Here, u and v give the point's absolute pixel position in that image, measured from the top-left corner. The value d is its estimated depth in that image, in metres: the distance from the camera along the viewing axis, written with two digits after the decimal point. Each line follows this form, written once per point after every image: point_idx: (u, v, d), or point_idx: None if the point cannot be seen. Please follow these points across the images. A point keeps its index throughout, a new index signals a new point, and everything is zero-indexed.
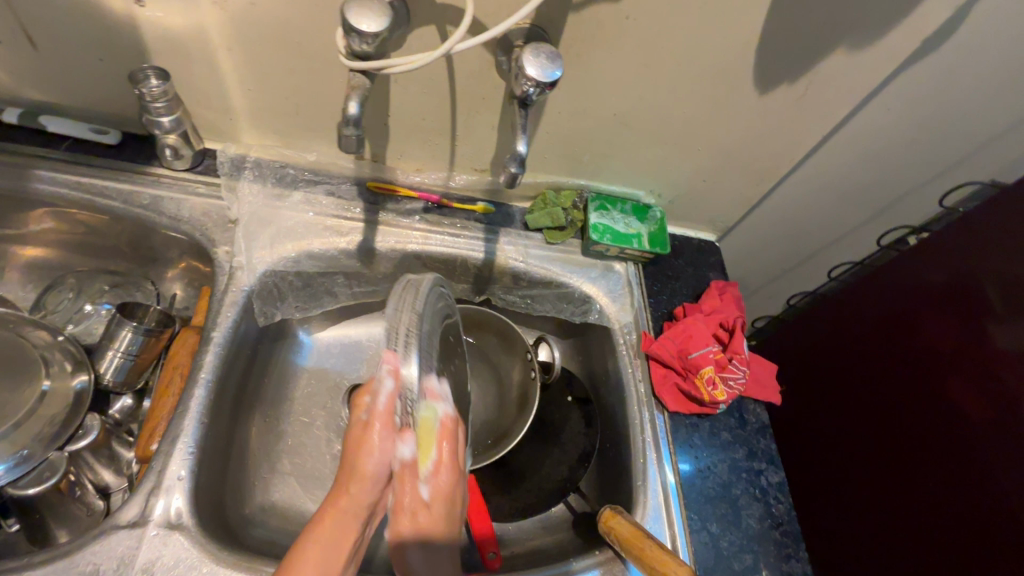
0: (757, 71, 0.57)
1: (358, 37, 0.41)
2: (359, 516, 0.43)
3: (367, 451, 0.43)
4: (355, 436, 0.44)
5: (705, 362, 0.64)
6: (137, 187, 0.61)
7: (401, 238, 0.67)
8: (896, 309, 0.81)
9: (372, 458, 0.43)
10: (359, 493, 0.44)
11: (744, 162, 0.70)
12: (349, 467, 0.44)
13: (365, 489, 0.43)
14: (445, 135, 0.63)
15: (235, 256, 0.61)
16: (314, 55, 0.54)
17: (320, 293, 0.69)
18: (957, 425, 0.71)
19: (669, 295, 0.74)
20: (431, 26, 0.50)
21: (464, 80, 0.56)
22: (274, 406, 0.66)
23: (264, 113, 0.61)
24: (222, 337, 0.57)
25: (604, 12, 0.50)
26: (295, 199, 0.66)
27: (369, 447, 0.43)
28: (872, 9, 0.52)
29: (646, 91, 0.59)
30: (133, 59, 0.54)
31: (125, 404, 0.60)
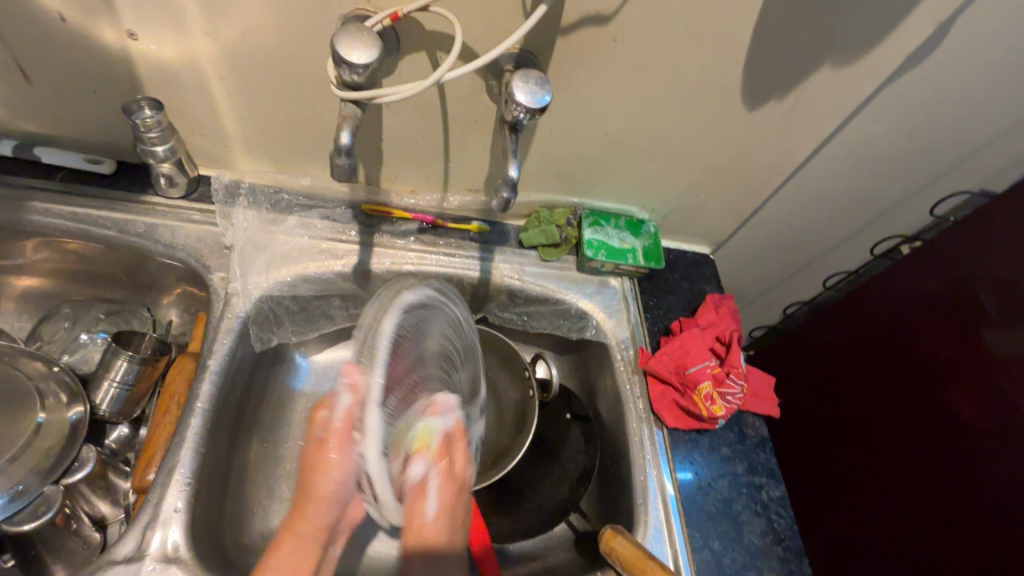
0: (745, 88, 0.57)
1: (348, 69, 0.41)
2: (318, 540, 0.47)
3: (326, 473, 0.46)
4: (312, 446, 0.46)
5: (702, 378, 0.64)
6: (132, 216, 0.61)
7: (396, 259, 0.67)
8: (893, 318, 0.82)
9: (330, 476, 0.46)
10: (316, 514, 0.47)
11: (737, 177, 0.70)
12: (307, 487, 0.47)
13: (315, 506, 0.47)
14: (439, 156, 0.64)
15: (231, 283, 0.61)
16: (307, 83, 0.54)
17: (317, 316, 0.69)
18: (955, 432, 0.71)
19: (665, 309, 0.74)
20: (421, 53, 0.51)
21: (456, 103, 0.57)
22: (272, 431, 0.66)
23: (257, 139, 0.61)
24: (218, 364, 0.57)
25: (592, 35, 0.51)
26: (290, 223, 0.66)
27: (328, 461, 0.46)
28: (855, 28, 0.53)
29: (636, 110, 0.59)
30: (127, 90, 0.55)
31: (122, 433, 0.60)
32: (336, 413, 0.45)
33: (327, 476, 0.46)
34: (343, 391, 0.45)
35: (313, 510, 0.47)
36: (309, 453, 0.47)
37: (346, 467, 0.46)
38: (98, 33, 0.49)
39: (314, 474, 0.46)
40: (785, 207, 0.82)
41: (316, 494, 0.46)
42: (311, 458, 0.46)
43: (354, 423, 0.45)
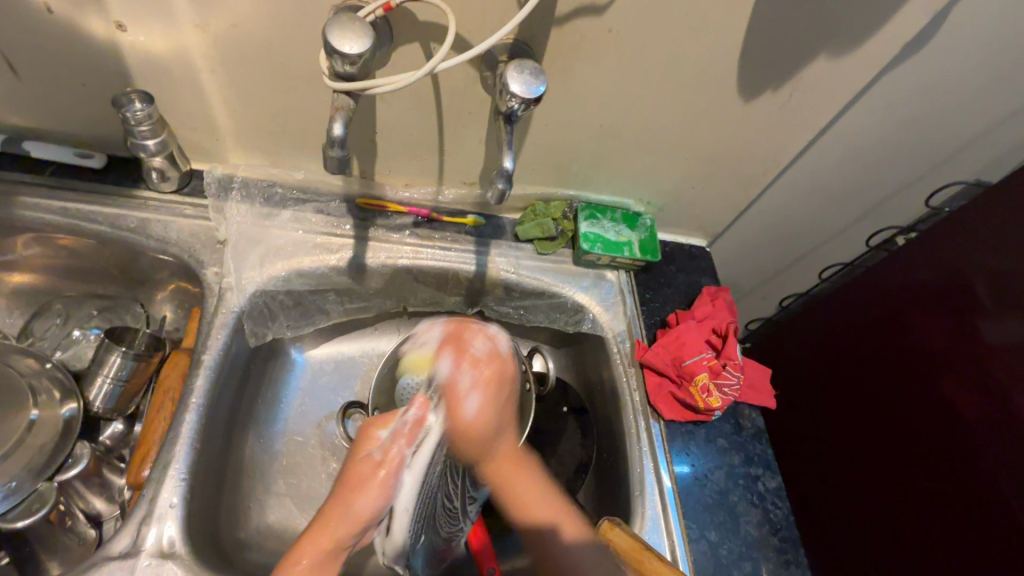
0: (741, 79, 0.57)
1: (340, 59, 0.41)
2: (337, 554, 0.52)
3: (362, 493, 0.52)
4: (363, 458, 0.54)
5: (699, 369, 0.64)
6: (123, 210, 0.60)
7: (392, 253, 0.67)
8: (888, 309, 0.82)
9: (366, 497, 0.53)
10: (341, 532, 0.52)
11: (733, 168, 0.70)
12: (344, 504, 0.52)
13: (344, 522, 0.52)
14: (434, 149, 0.63)
15: (225, 277, 0.60)
16: (300, 75, 0.54)
17: (312, 311, 0.68)
18: (949, 422, 0.71)
19: (661, 302, 0.74)
20: (415, 44, 0.51)
21: (450, 95, 0.56)
22: (268, 426, 0.66)
23: (250, 133, 0.61)
24: (213, 360, 0.56)
25: (587, 25, 0.50)
26: (284, 218, 0.65)
27: (372, 481, 0.53)
28: (851, 17, 0.52)
29: (632, 101, 0.59)
30: (117, 83, 0.54)
31: (116, 430, 0.60)
32: (390, 435, 0.55)
33: (364, 496, 0.52)
34: (411, 414, 0.55)
35: (342, 520, 0.52)
36: (355, 471, 0.54)
37: (385, 487, 0.53)
38: (86, 25, 0.48)
39: (354, 496, 0.52)
40: (780, 200, 0.82)
41: (350, 512, 0.52)
42: (355, 477, 0.53)
43: (412, 436, 0.55)
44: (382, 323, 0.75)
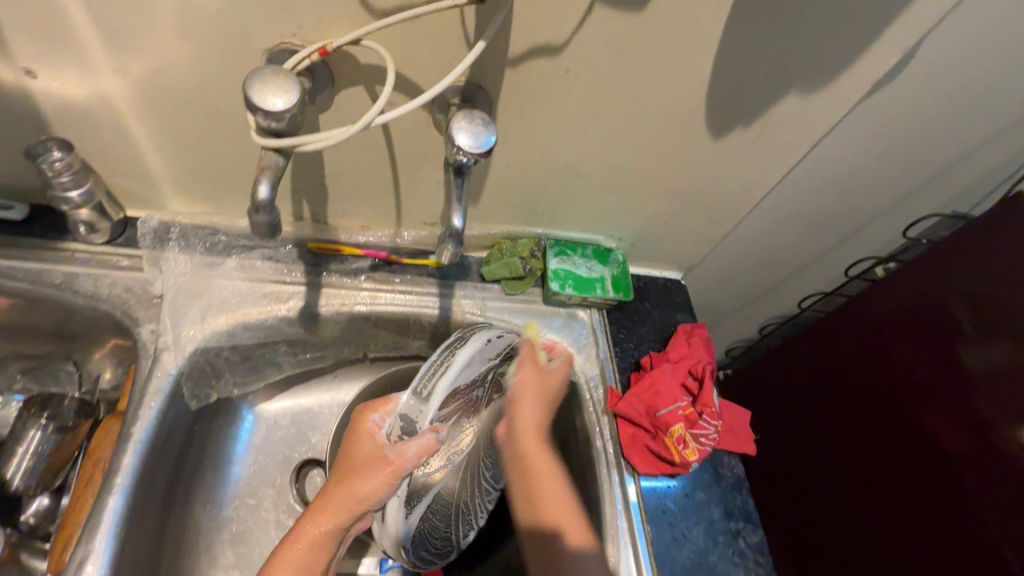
0: (709, 117, 0.54)
1: (263, 116, 0.37)
2: (331, 538, 0.52)
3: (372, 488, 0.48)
4: (365, 432, 0.51)
5: (674, 420, 0.60)
6: (48, 265, 0.55)
7: (347, 300, 0.62)
8: (870, 339, 0.79)
9: (363, 481, 0.49)
10: (334, 514, 0.50)
11: (706, 203, 0.67)
12: (341, 489, 0.50)
13: (342, 506, 0.50)
14: (389, 191, 0.59)
15: (161, 336, 0.56)
16: (236, 119, 0.50)
17: (262, 365, 0.63)
18: (934, 462, 0.68)
19: (636, 342, 0.70)
20: (359, 87, 0.47)
21: (402, 137, 0.53)
22: (214, 492, 0.61)
23: (190, 179, 0.56)
24: (144, 432, 0.51)
25: (544, 65, 0.47)
26: (228, 267, 0.60)
27: (373, 474, 0.48)
28: (820, 54, 0.50)
29: (596, 140, 0.56)
30: (33, 130, 0.49)
31: (41, 505, 0.54)
32: (398, 431, 0.50)
33: (359, 484, 0.49)
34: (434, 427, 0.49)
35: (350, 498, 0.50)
36: (352, 456, 0.51)
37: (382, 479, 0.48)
38: None
39: (363, 480, 0.49)
40: (757, 230, 0.80)
41: (349, 495, 0.50)
42: (359, 459, 0.50)
43: (425, 451, 0.48)
44: (341, 369, 0.70)
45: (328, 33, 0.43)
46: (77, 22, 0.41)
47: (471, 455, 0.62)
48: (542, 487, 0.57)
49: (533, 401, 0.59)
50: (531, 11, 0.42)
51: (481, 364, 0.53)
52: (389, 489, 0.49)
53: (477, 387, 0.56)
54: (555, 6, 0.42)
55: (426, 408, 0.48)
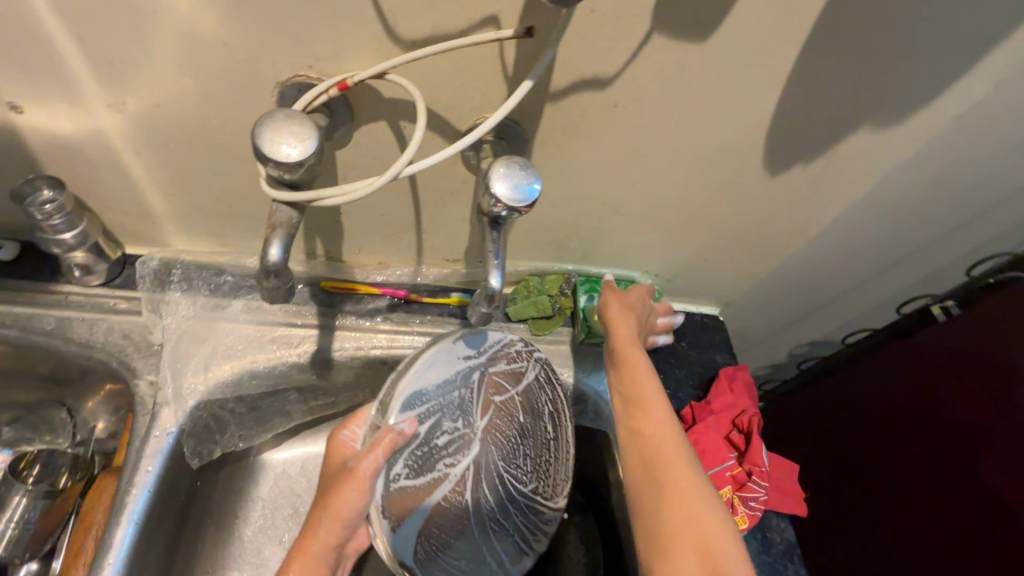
0: (767, 153, 0.49)
1: (277, 167, 0.32)
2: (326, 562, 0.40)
3: (339, 506, 0.39)
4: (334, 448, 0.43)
5: (721, 482, 0.55)
6: (38, 310, 0.51)
7: (362, 343, 0.57)
8: (922, 381, 0.73)
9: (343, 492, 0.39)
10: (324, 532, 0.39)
11: (753, 240, 0.61)
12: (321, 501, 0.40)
13: (326, 523, 0.39)
14: (410, 228, 0.54)
15: (160, 389, 0.51)
16: (244, 156, 0.45)
17: (270, 414, 0.58)
18: (998, 520, 0.62)
19: (674, 388, 0.65)
20: (382, 123, 0.42)
21: (427, 174, 0.48)
22: (217, 553, 0.56)
23: (193, 217, 0.52)
24: (139, 501, 0.47)
25: (589, 100, 0.42)
26: (234, 309, 0.55)
27: (339, 487, 0.39)
28: (899, 88, 0.44)
29: (639, 176, 0.51)
30: (22, 168, 0.45)
31: (29, 571, 0.50)
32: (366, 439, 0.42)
33: (337, 496, 0.39)
34: (394, 425, 0.41)
35: (324, 528, 0.39)
36: (323, 480, 0.42)
37: (361, 488, 0.39)
38: None
39: (329, 501, 0.39)
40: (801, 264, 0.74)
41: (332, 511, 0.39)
42: (328, 480, 0.41)
43: (393, 446, 0.40)
44: None
45: (349, 66, 0.38)
46: (67, 53, 0.36)
47: (478, 463, 0.47)
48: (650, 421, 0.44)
49: (620, 309, 0.53)
50: (579, 43, 0.37)
51: (452, 365, 0.47)
52: (360, 504, 0.39)
53: (461, 388, 0.47)
54: (606, 36, 0.37)
55: (386, 417, 0.42)
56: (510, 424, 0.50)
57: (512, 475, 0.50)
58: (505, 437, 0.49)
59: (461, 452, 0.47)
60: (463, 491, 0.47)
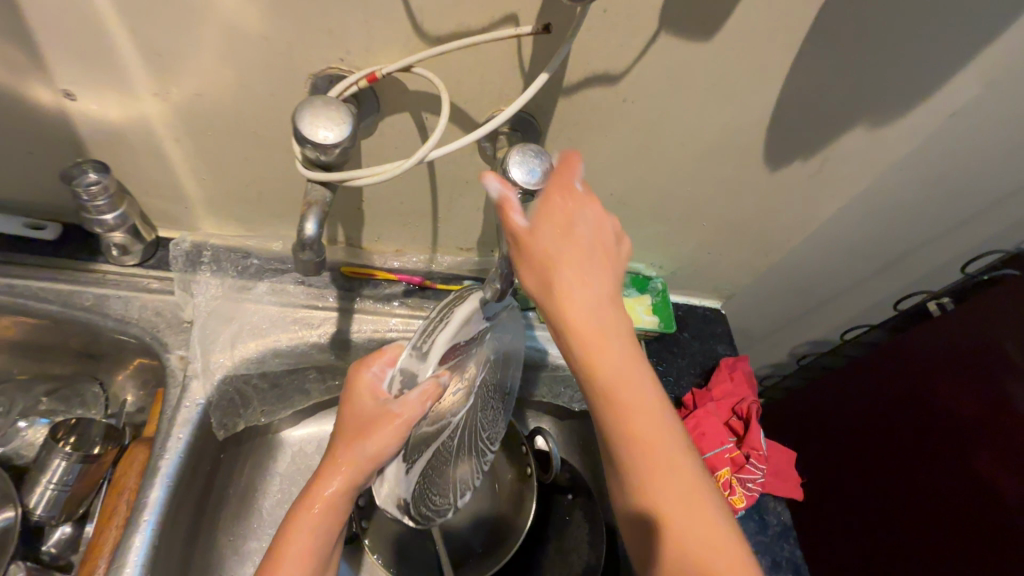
0: (767, 148, 0.52)
1: (314, 149, 0.35)
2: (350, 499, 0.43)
3: (383, 446, 0.40)
4: (367, 386, 0.41)
5: (720, 463, 0.58)
6: (79, 287, 0.54)
7: (379, 326, 0.60)
8: (916, 376, 0.75)
9: (379, 438, 0.40)
10: (352, 473, 0.41)
11: (755, 235, 0.64)
12: (350, 443, 0.41)
13: (357, 464, 0.41)
14: (427, 216, 0.57)
15: (190, 363, 0.54)
16: (275, 144, 0.48)
17: (291, 392, 0.62)
18: (996, 511, 0.64)
19: (676, 376, 0.67)
20: (405, 114, 0.45)
21: (445, 164, 0.51)
22: (239, 521, 0.59)
23: (224, 202, 0.55)
24: (172, 466, 0.50)
25: (600, 95, 0.45)
26: (260, 291, 0.58)
27: (383, 426, 0.40)
28: (892, 88, 0.47)
29: (646, 169, 0.53)
30: (68, 151, 0.48)
31: (63, 534, 0.52)
32: (400, 384, 0.41)
33: (371, 441, 0.40)
34: (436, 378, 0.41)
35: (352, 469, 0.41)
36: (352, 417, 0.41)
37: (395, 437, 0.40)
38: (30, 94, 0.43)
39: (363, 444, 0.40)
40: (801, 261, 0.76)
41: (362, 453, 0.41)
42: (361, 418, 0.41)
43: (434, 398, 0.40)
44: None
45: (377, 60, 0.41)
46: (120, 45, 0.39)
47: (469, 414, 0.52)
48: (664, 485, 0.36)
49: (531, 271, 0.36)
50: (591, 40, 0.40)
51: (476, 326, 0.47)
52: (400, 444, 0.41)
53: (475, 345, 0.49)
54: (617, 35, 0.40)
55: (425, 367, 0.41)
56: (494, 380, 0.55)
57: (488, 427, 0.56)
58: (490, 393, 0.55)
59: (461, 403, 0.50)
60: (459, 439, 0.52)
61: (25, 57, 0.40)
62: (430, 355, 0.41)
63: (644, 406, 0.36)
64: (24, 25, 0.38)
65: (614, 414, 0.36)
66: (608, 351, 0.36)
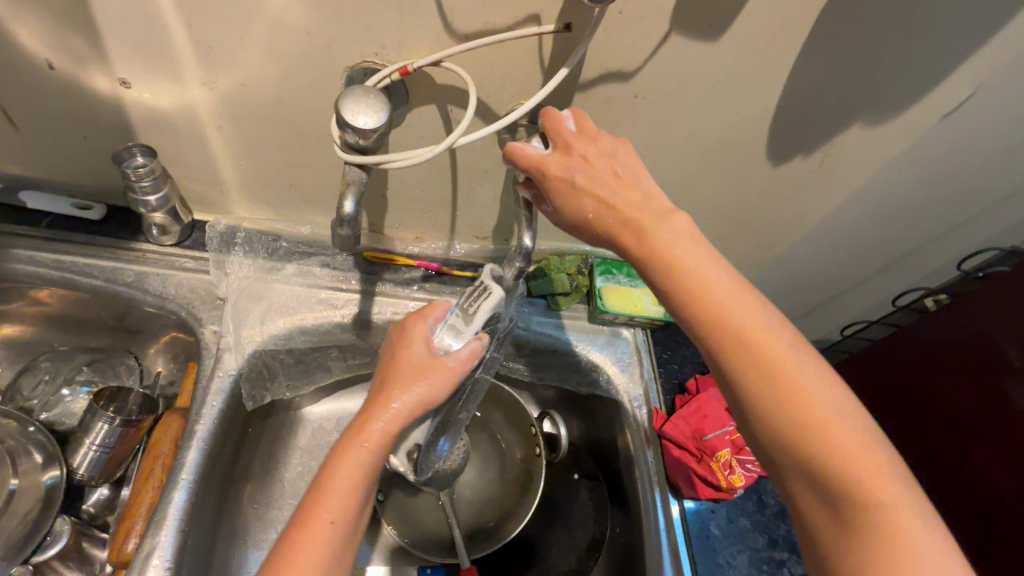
0: (771, 143, 0.55)
1: (354, 133, 0.38)
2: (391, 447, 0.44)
3: (435, 393, 0.44)
4: (423, 336, 0.46)
5: (721, 445, 0.60)
6: (120, 264, 0.58)
7: (398, 309, 0.63)
8: (914, 369, 0.77)
9: (432, 383, 0.44)
10: (400, 416, 0.43)
11: (759, 228, 0.67)
12: (401, 386, 0.44)
13: (408, 408, 0.43)
14: (447, 205, 0.61)
15: (223, 337, 0.57)
16: (309, 132, 0.51)
17: (313, 369, 0.65)
18: (986, 501, 0.66)
19: (680, 363, 0.69)
20: (432, 106, 0.48)
21: (466, 154, 0.54)
22: (262, 490, 0.62)
23: (257, 187, 0.58)
24: (206, 431, 0.53)
25: (613, 90, 0.48)
26: (287, 272, 0.62)
27: (438, 375, 0.44)
28: (889, 88, 0.50)
29: (655, 162, 0.56)
30: (118, 135, 0.52)
31: (101, 496, 0.56)
32: (445, 342, 0.47)
33: (424, 386, 0.44)
34: (479, 336, 0.47)
35: (401, 413, 0.43)
36: (406, 363, 0.45)
37: (444, 387, 0.45)
38: (90, 82, 0.47)
39: (418, 389, 0.44)
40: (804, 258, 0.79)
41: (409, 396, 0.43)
42: (413, 364, 0.45)
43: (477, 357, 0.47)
44: None
45: (409, 54, 0.45)
46: (176, 37, 0.43)
47: (477, 382, 0.61)
48: (797, 404, 0.35)
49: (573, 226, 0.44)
50: (608, 38, 0.44)
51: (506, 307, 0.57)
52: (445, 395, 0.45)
53: (501, 325, 0.57)
54: (631, 34, 0.43)
55: (470, 325, 0.48)
56: (500, 357, 0.65)
57: (481, 394, 0.65)
58: (495, 366, 0.64)
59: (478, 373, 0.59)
60: (465, 406, 0.60)
61: (88, 47, 0.44)
62: (478, 316, 0.48)
63: (753, 327, 0.38)
64: (91, 17, 0.41)
65: (730, 338, 0.38)
66: (710, 284, 0.39)
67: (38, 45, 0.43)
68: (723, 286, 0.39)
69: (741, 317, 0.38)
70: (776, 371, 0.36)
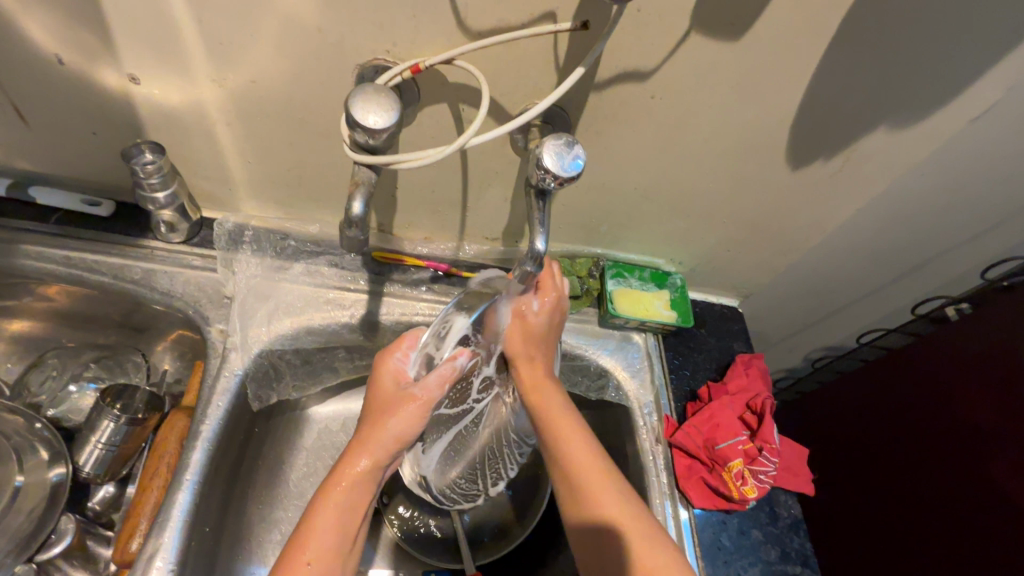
0: (790, 146, 0.53)
1: (363, 132, 0.38)
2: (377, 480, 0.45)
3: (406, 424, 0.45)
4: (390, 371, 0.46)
5: (733, 454, 0.59)
6: (129, 261, 0.57)
7: (406, 310, 0.62)
8: (932, 379, 0.76)
9: (404, 415, 0.45)
10: (378, 451, 0.44)
11: (776, 232, 0.65)
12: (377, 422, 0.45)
13: (383, 445, 0.45)
14: (457, 206, 0.60)
15: (229, 336, 0.57)
16: (319, 131, 0.51)
17: (320, 369, 0.65)
18: (1001, 517, 0.65)
19: (691, 370, 0.68)
20: (444, 104, 0.47)
21: (476, 154, 0.53)
22: (267, 491, 0.62)
23: (266, 184, 0.57)
24: (211, 431, 0.53)
25: (630, 90, 0.47)
26: (295, 271, 0.62)
27: (407, 408, 0.46)
28: (915, 90, 0.48)
29: (670, 164, 0.55)
30: (127, 132, 0.52)
31: (107, 493, 0.56)
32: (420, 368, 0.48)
33: (397, 419, 0.45)
34: (452, 357, 0.48)
35: (377, 449, 0.44)
36: (379, 398, 0.46)
37: (416, 416, 0.46)
38: (100, 78, 0.46)
39: (392, 424, 0.45)
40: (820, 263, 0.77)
41: (386, 430, 0.45)
42: (385, 399, 0.46)
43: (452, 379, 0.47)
44: None
45: (421, 51, 0.44)
46: (185, 32, 0.42)
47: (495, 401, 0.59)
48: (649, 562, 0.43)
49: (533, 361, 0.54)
50: (625, 37, 0.42)
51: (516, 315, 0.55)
52: (422, 424, 0.46)
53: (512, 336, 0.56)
54: (650, 34, 0.42)
55: (440, 347, 0.48)
56: None
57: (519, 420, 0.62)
58: None
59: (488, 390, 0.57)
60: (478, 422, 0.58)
61: (98, 43, 0.43)
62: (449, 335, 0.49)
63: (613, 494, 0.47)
64: (100, 12, 0.41)
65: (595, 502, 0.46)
66: (580, 458, 0.48)
67: (47, 40, 0.43)
68: (587, 461, 0.48)
69: (601, 486, 0.47)
70: (635, 536, 0.44)
